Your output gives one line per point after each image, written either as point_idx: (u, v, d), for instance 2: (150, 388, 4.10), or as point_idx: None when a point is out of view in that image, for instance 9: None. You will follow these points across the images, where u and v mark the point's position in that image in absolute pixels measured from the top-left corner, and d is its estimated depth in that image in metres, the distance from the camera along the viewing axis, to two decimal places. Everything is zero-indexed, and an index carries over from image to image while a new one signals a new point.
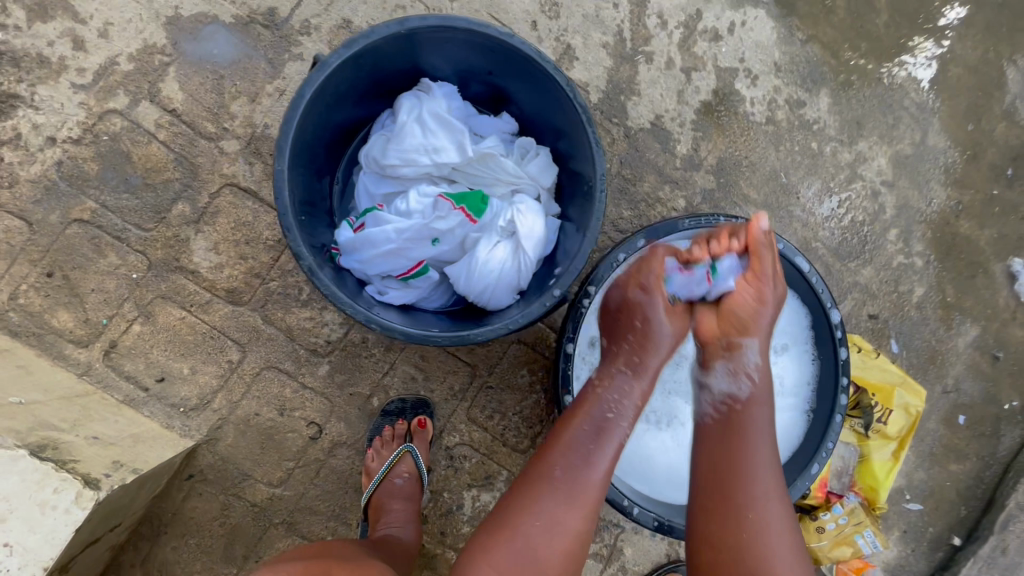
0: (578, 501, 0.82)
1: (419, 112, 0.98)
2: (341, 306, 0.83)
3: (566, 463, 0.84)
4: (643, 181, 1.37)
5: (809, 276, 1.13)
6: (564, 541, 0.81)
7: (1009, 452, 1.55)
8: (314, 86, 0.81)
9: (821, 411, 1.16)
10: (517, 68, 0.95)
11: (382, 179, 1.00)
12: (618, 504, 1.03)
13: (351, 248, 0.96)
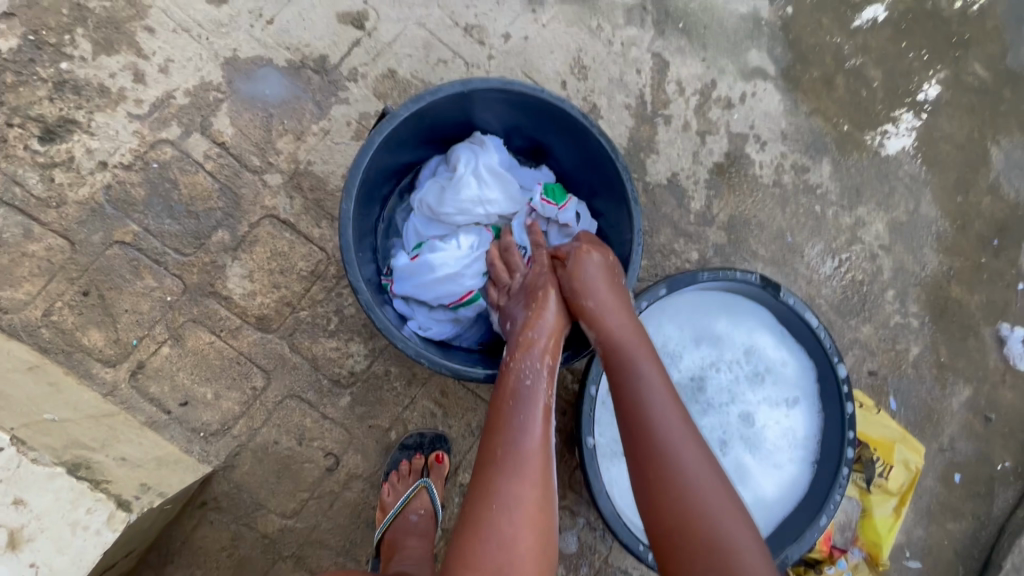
0: (525, 476, 0.76)
1: (474, 164, 1.05)
2: (393, 341, 0.89)
3: (503, 439, 0.79)
4: (659, 234, 1.45)
5: (817, 330, 1.18)
6: (523, 531, 0.72)
7: (1003, 512, 1.59)
8: (384, 136, 0.88)
9: (829, 463, 1.19)
10: (564, 129, 1.04)
11: (431, 222, 1.07)
12: (634, 549, 1.04)
13: (403, 284, 1.03)
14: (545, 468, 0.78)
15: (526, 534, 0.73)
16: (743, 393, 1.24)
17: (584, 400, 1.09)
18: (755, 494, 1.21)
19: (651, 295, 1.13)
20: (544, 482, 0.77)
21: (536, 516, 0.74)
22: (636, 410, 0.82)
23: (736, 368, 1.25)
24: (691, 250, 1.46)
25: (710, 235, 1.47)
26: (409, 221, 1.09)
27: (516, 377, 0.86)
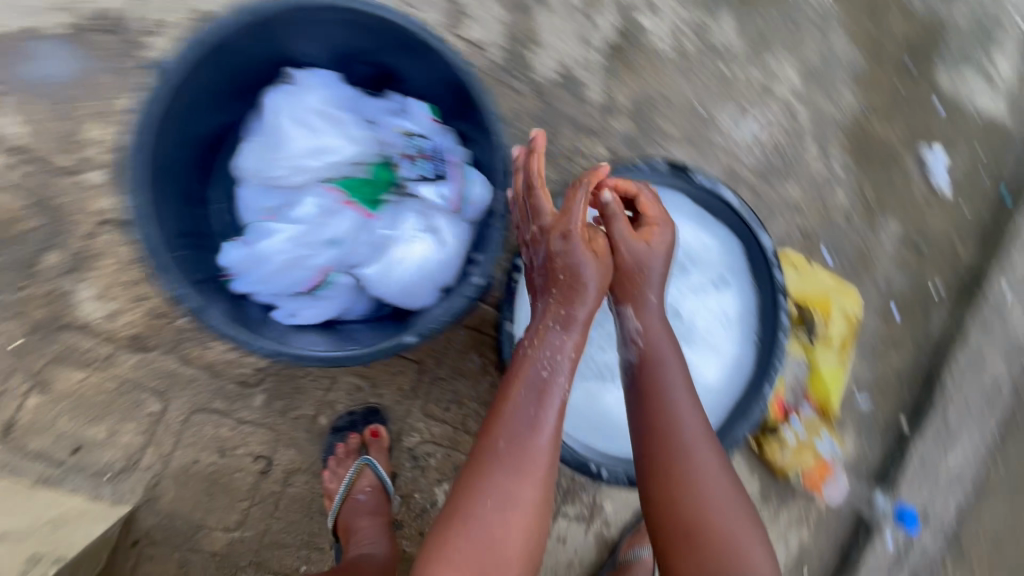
0: (532, 478, 0.79)
1: (294, 109, 0.90)
2: (241, 344, 0.76)
3: (513, 439, 0.79)
4: (560, 136, 1.31)
5: (735, 205, 1.13)
6: (514, 528, 0.76)
7: (942, 332, 1.63)
8: (151, 103, 0.73)
9: (766, 336, 1.17)
10: (393, 42, 0.84)
11: (268, 190, 0.93)
12: (587, 470, 1.06)
13: (245, 270, 0.89)
14: (550, 472, 0.81)
15: (519, 533, 0.76)
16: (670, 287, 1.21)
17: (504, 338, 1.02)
18: (699, 381, 1.21)
19: None
20: (547, 484, 0.80)
21: (532, 518, 0.78)
22: (663, 415, 0.90)
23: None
24: (598, 148, 1.33)
25: (616, 125, 1.33)
26: (243, 194, 0.94)
27: (530, 375, 0.84)
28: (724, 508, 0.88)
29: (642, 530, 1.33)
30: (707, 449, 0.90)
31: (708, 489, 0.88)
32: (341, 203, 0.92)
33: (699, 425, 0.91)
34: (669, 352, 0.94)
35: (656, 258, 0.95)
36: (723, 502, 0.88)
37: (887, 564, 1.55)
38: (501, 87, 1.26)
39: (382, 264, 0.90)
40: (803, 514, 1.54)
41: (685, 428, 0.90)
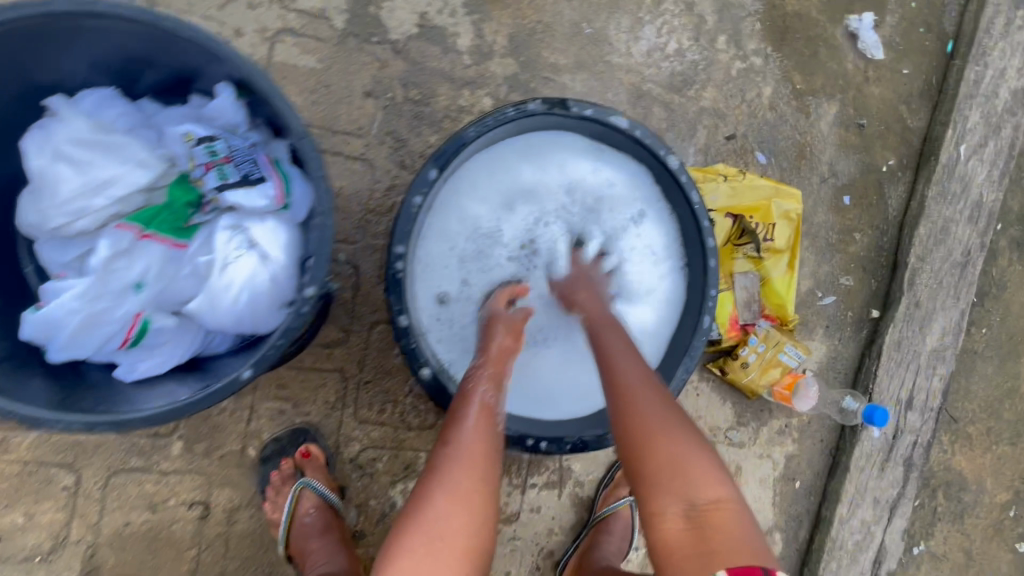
0: (465, 459, 0.78)
1: (56, 145, 0.76)
2: (38, 425, 0.62)
3: (447, 434, 0.82)
4: (437, 97, 1.16)
5: (631, 131, 1.02)
6: (450, 509, 0.74)
7: (899, 209, 1.55)
8: None
9: (696, 263, 1.09)
10: (158, 44, 0.73)
11: (61, 243, 0.80)
12: (523, 446, 1.00)
13: (45, 338, 0.75)
14: (491, 454, 0.81)
15: (455, 513, 0.74)
16: (584, 234, 1.09)
17: (400, 334, 0.92)
18: (636, 324, 1.12)
19: (422, 184, 0.91)
20: (489, 466, 0.80)
21: (469, 494, 0.75)
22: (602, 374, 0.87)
23: (564, 213, 1.08)
24: (482, 99, 1.18)
25: (495, 68, 1.19)
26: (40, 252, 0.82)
27: (468, 385, 0.89)
28: (681, 435, 0.76)
29: (616, 483, 1.30)
30: (649, 385, 0.82)
31: (653, 419, 0.78)
32: (137, 239, 0.77)
33: (638, 368, 0.85)
34: (606, 325, 0.93)
35: (579, 280, 1.01)
36: (674, 429, 0.77)
37: (879, 458, 1.50)
38: (358, 55, 1.11)
39: (209, 294, 0.70)
40: (785, 426, 1.50)
41: (620, 372, 0.85)
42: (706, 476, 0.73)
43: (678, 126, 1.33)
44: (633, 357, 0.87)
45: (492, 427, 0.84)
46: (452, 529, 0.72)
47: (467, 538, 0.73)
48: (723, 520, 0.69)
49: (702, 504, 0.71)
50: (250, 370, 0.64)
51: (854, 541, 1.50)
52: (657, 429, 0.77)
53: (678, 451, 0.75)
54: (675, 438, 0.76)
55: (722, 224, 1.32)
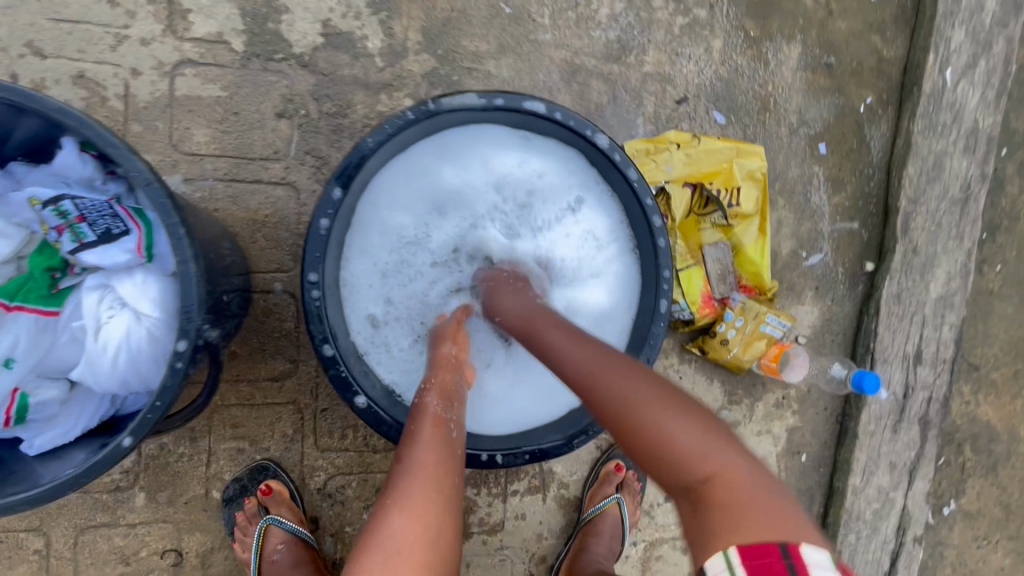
0: (418, 474, 0.71)
1: None
2: None
3: (397, 454, 0.75)
4: (354, 106, 1.10)
5: (550, 115, 0.92)
6: (407, 518, 0.66)
7: (885, 151, 1.42)
8: None
9: (645, 243, 0.99)
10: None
11: None
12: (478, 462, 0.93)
13: None
14: (451, 464, 0.74)
15: (413, 526, 0.66)
16: (520, 229, 1.00)
17: (330, 364, 0.87)
18: (593, 316, 1.03)
19: (327, 206, 0.85)
20: (447, 476, 0.73)
21: (425, 506, 0.68)
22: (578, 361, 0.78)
23: (495, 210, 1.00)
24: (402, 101, 1.12)
25: (412, 66, 1.12)
26: None
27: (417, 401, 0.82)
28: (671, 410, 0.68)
29: (601, 480, 1.24)
30: (614, 363, 0.75)
31: (624, 399, 0.70)
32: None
33: (599, 349, 0.77)
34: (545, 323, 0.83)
35: (507, 286, 0.91)
36: (651, 401, 0.69)
37: (891, 421, 1.39)
38: (263, 75, 1.05)
39: (86, 357, 0.66)
40: (782, 397, 1.39)
41: (579, 357, 0.76)
42: (695, 447, 0.64)
43: (621, 99, 1.25)
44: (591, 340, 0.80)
45: (446, 436, 0.77)
46: (410, 544, 0.65)
47: (425, 553, 0.65)
48: (725, 492, 0.61)
49: (697, 480, 0.63)
50: (130, 436, 0.61)
51: (872, 510, 1.40)
52: (628, 412, 0.69)
53: (660, 424, 0.66)
54: (652, 414, 0.67)
55: (681, 195, 1.22)
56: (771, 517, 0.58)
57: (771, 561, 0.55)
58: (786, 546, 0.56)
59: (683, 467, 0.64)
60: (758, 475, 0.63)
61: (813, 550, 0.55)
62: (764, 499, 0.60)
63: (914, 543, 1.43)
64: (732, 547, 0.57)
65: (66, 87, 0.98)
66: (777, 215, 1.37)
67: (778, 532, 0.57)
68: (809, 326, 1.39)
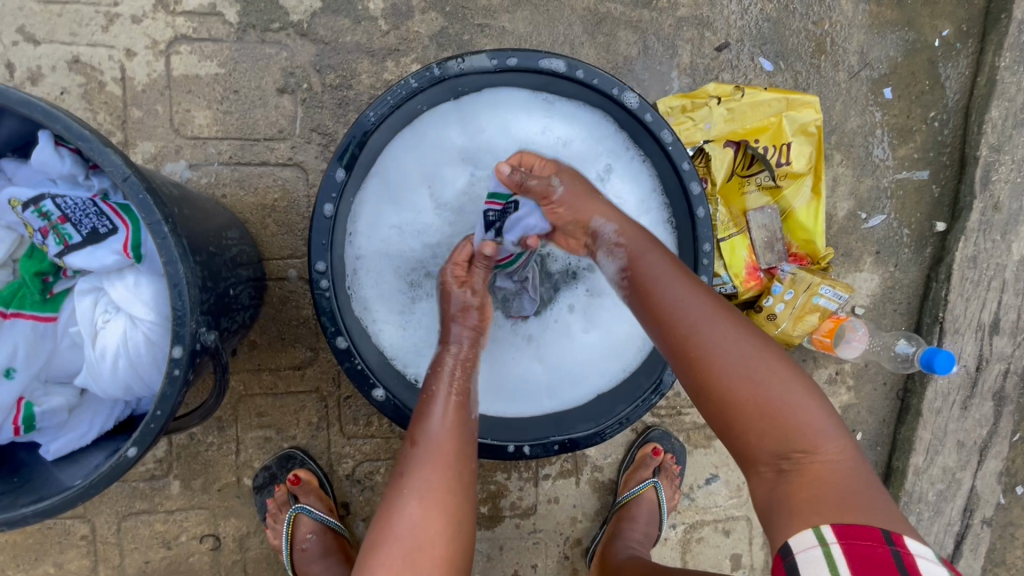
0: (435, 458, 0.70)
1: None
2: None
3: (411, 434, 0.72)
4: (359, 75, 1.03)
5: (572, 74, 0.82)
6: (415, 508, 0.66)
7: (962, 90, 1.23)
8: None
9: (680, 214, 0.88)
10: None
11: None
12: (505, 454, 0.86)
13: None
14: (465, 447, 0.72)
15: (434, 516, 0.66)
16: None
17: (341, 357, 0.81)
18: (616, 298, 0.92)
19: (331, 188, 0.78)
20: (463, 459, 0.71)
21: (445, 495, 0.68)
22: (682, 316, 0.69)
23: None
24: (410, 67, 1.04)
25: (418, 27, 1.04)
26: None
27: (432, 373, 0.77)
28: (786, 382, 0.66)
29: (636, 465, 1.18)
30: (724, 314, 0.69)
31: (736, 359, 0.66)
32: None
33: (704, 297, 0.71)
34: (646, 251, 0.74)
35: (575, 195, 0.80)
36: (764, 363, 0.66)
37: (961, 397, 1.25)
38: (261, 48, 1.00)
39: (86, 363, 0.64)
40: (836, 372, 1.27)
41: (683, 304, 0.70)
42: (800, 422, 0.65)
43: (653, 49, 1.12)
44: (694, 285, 0.72)
45: (466, 416, 0.74)
46: (428, 536, 0.65)
47: (446, 546, 0.66)
48: (818, 474, 0.62)
49: (795, 453, 0.64)
50: (135, 447, 0.58)
51: (935, 492, 1.28)
52: (741, 376, 0.66)
53: (769, 390, 0.65)
54: (774, 375, 0.66)
55: (723, 155, 1.10)
56: (871, 505, 0.60)
57: (875, 545, 0.56)
58: (890, 533, 0.57)
59: (784, 441, 0.64)
60: (858, 464, 0.65)
61: (919, 544, 0.56)
62: (861, 486, 0.62)
63: (983, 526, 1.31)
64: (828, 525, 0.58)
65: (62, 73, 0.97)
66: (832, 173, 1.22)
67: (884, 519, 0.58)
68: (868, 295, 1.26)
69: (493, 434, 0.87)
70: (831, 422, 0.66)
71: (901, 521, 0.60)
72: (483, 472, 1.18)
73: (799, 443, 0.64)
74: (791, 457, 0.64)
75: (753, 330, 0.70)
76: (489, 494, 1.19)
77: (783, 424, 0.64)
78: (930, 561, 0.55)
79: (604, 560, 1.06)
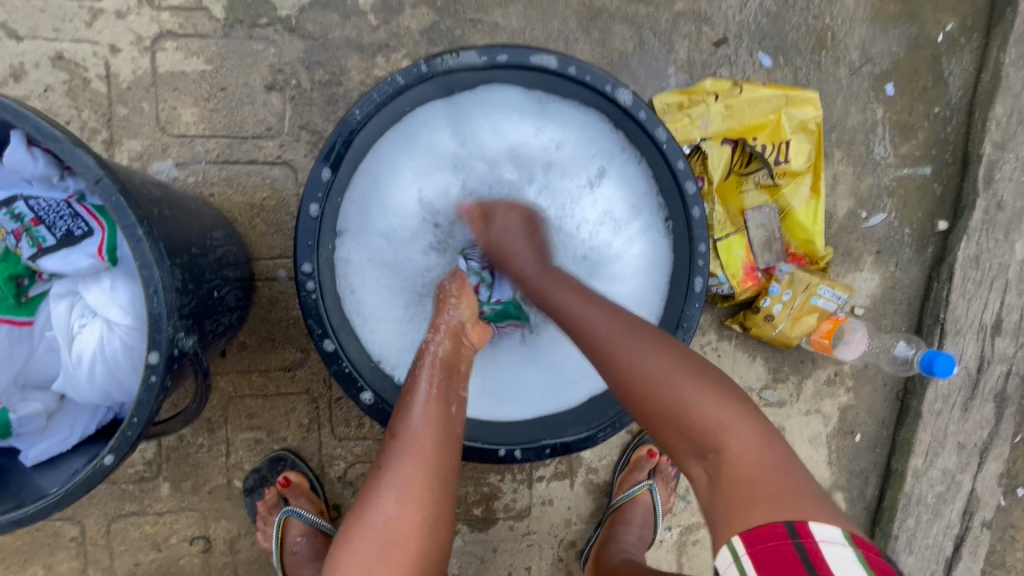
0: (416, 452, 0.67)
1: None
2: None
3: (392, 428, 0.70)
4: (349, 71, 1.01)
5: (564, 71, 0.79)
6: (390, 503, 0.64)
7: (966, 86, 1.20)
8: None
9: (676, 215, 0.86)
10: None
11: None
12: (496, 457, 0.84)
13: None
14: (446, 441, 0.70)
15: (410, 514, 0.64)
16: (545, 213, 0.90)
17: (329, 359, 0.79)
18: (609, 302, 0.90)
19: (316, 189, 0.76)
20: (445, 453, 0.69)
21: (423, 490, 0.65)
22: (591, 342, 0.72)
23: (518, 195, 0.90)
24: (400, 63, 1.02)
25: (409, 23, 1.02)
26: None
27: (417, 366, 0.75)
28: (691, 388, 0.64)
29: (631, 467, 1.17)
30: (630, 330, 0.71)
31: (641, 366, 0.67)
32: None
33: (613, 314, 0.73)
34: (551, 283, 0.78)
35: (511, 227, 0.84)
36: (672, 372, 0.66)
37: (962, 398, 1.24)
38: (248, 44, 0.98)
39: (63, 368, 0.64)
40: (835, 373, 1.25)
41: (590, 321, 0.72)
42: (709, 421, 0.62)
43: (649, 44, 1.10)
44: (600, 304, 0.74)
45: (447, 410, 0.72)
46: (404, 533, 0.63)
47: (421, 543, 0.64)
48: (737, 473, 0.59)
49: (711, 453, 0.62)
50: (111, 455, 0.57)
51: (935, 494, 1.26)
52: (648, 380, 0.66)
53: (672, 391, 0.64)
54: (676, 381, 0.65)
55: (720, 153, 1.08)
56: (786, 493, 0.56)
57: (778, 542, 0.53)
58: (794, 524, 0.53)
59: (701, 441, 0.63)
60: (773, 451, 0.61)
61: (821, 527, 0.52)
62: (780, 477, 0.58)
63: (983, 528, 1.29)
64: (737, 534, 0.55)
65: (45, 69, 0.95)
66: (832, 170, 1.19)
67: (788, 510, 0.54)
68: (868, 295, 1.23)
69: (484, 436, 0.85)
70: (744, 413, 0.63)
71: (822, 501, 0.56)
72: (476, 474, 1.17)
73: (713, 442, 0.62)
74: (708, 450, 0.62)
75: (659, 338, 0.70)
76: (482, 496, 1.18)
77: (691, 425, 0.63)
78: (835, 544, 0.52)
79: (598, 563, 1.05)
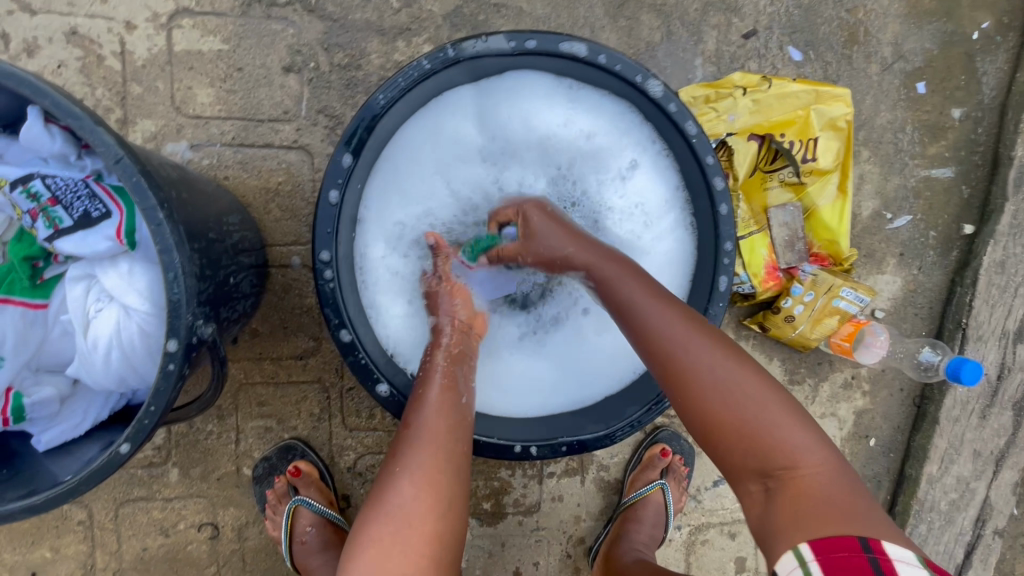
0: (428, 440, 0.66)
1: None
2: None
3: (405, 417, 0.69)
4: (369, 54, 0.98)
5: (595, 59, 0.76)
6: (407, 487, 0.63)
7: (1000, 86, 1.17)
8: None
9: (703, 211, 0.83)
10: None
11: None
12: (512, 454, 0.81)
13: None
14: (459, 431, 0.69)
15: (423, 496, 0.62)
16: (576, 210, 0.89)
17: (344, 350, 0.76)
18: None
19: (336, 175, 0.73)
20: (457, 442, 0.68)
21: (436, 475, 0.64)
22: (662, 347, 0.65)
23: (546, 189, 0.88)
24: (421, 48, 0.99)
25: (432, 5, 0.99)
26: None
27: (426, 365, 0.74)
28: (766, 406, 0.62)
29: (644, 465, 1.15)
30: (705, 337, 0.65)
31: (714, 376, 0.63)
32: None
33: (685, 316, 0.67)
34: (621, 272, 0.72)
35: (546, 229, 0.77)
36: (748, 387, 0.62)
37: (980, 405, 1.21)
38: (267, 24, 0.96)
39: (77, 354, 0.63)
40: (851, 377, 1.24)
41: (659, 322, 0.66)
42: (784, 441, 0.61)
43: (677, 34, 1.07)
44: (673, 304, 0.68)
45: (457, 400, 0.71)
46: (417, 516, 0.61)
47: (438, 525, 0.62)
48: (805, 494, 0.58)
49: (779, 471, 0.60)
50: (128, 443, 0.56)
51: (948, 501, 1.24)
52: (718, 394, 0.63)
53: (754, 405, 0.62)
54: (752, 396, 0.62)
55: (746, 149, 1.05)
56: (860, 517, 0.56)
57: (851, 554, 0.52)
58: (868, 539, 0.53)
59: (768, 459, 0.60)
60: (848, 479, 0.60)
61: (898, 549, 0.52)
62: (855, 503, 0.57)
63: (995, 537, 1.26)
64: (805, 541, 0.54)
65: (59, 45, 0.93)
66: (858, 170, 1.17)
67: (862, 529, 0.54)
68: (889, 298, 1.21)
69: (500, 433, 0.83)
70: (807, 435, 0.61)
71: (891, 529, 0.56)
72: (487, 468, 1.16)
73: (785, 460, 0.60)
74: (777, 474, 0.60)
75: (730, 345, 0.66)
76: (492, 490, 1.17)
77: (761, 443, 0.61)
78: (909, 564, 0.52)
79: (608, 561, 1.04)
